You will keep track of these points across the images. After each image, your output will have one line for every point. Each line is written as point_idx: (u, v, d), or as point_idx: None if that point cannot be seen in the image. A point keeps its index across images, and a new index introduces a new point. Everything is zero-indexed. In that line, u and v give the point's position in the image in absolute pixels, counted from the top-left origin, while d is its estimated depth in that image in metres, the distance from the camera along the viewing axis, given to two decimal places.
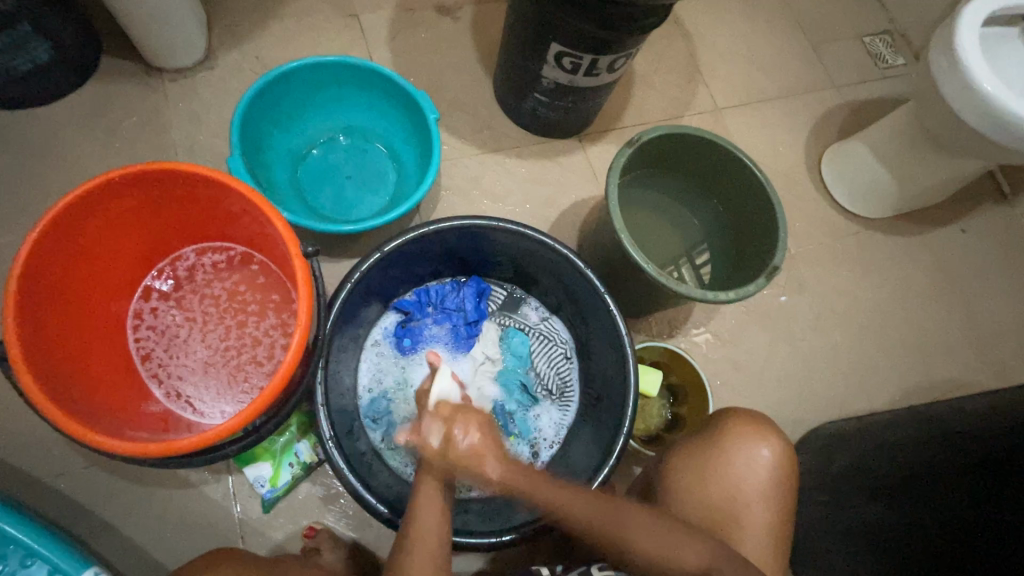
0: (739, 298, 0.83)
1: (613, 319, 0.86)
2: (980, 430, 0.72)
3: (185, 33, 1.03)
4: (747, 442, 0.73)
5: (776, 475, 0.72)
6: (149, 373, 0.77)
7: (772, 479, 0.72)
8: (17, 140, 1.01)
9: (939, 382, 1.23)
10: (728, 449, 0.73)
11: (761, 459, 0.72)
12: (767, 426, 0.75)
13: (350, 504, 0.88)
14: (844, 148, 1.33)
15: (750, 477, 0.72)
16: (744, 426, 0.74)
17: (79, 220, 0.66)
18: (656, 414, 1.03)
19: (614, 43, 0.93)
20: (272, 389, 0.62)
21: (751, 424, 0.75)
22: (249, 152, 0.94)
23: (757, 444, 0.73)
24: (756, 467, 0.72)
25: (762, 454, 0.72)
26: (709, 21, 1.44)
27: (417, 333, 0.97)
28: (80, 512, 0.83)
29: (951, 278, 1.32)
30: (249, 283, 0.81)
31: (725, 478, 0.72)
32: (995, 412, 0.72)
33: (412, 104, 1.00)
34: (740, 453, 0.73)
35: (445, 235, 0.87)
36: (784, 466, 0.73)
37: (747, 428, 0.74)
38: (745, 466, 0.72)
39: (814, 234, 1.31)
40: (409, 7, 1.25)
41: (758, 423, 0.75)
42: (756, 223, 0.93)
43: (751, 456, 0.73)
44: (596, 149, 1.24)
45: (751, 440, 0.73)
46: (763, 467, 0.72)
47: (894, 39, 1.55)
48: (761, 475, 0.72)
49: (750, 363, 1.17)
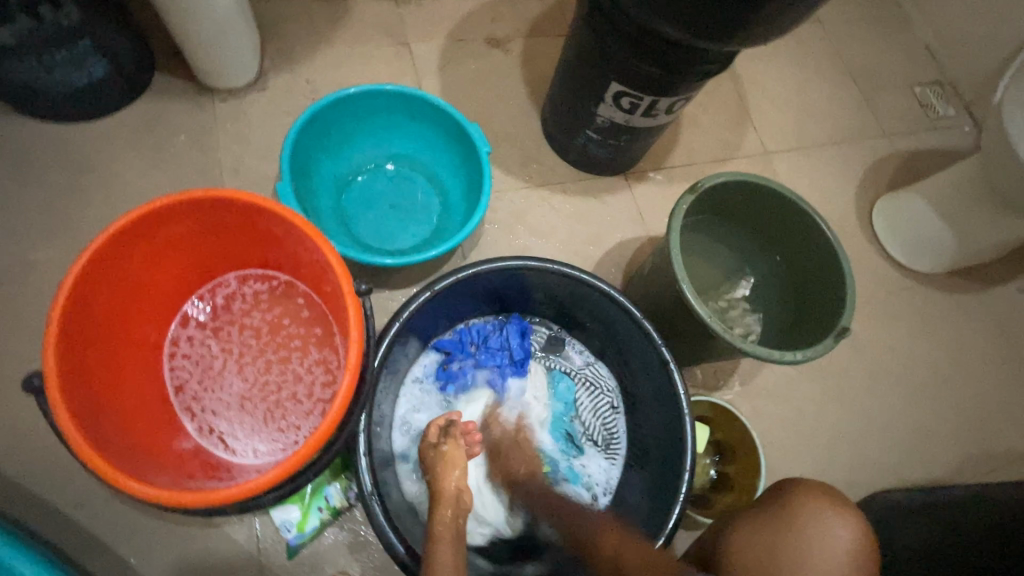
0: (807, 359, 0.78)
1: (669, 373, 0.80)
2: None
3: (240, 55, 1.03)
4: (826, 519, 0.65)
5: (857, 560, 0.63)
6: (182, 406, 0.73)
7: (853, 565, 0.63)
8: (66, 154, 1.00)
9: (999, 451, 1.16)
10: (799, 524, 0.65)
11: (839, 541, 0.64)
12: (846, 504, 0.66)
13: (379, 554, 0.83)
14: (899, 200, 1.28)
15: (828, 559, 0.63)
16: (819, 500, 0.66)
17: (127, 245, 0.64)
18: (700, 472, 0.98)
19: (677, 86, 0.91)
20: (318, 439, 0.58)
21: (826, 497, 0.67)
22: (297, 178, 0.92)
23: (835, 522, 0.64)
24: (834, 549, 0.63)
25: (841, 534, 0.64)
26: (758, 65, 1.42)
27: (458, 372, 0.92)
28: (97, 547, 0.78)
29: (1011, 340, 1.25)
30: (291, 316, 0.78)
31: (798, 559, 0.64)
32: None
33: (463, 135, 0.98)
34: (816, 531, 0.64)
35: (495, 274, 0.84)
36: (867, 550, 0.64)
37: (822, 502, 0.66)
38: (816, 544, 0.64)
39: (865, 287, 1.26)
40: (460, 38, 1.24)
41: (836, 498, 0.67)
42: (821, 278, 0.88)
43: (828, 536, 0.64)
44: (643, 188, 1.21)
45: (827, 516, 0.65)
46: (842, 550, 0.63)
47: (945, 89, 1.52)
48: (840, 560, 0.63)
49: (799, 420, 1.11)
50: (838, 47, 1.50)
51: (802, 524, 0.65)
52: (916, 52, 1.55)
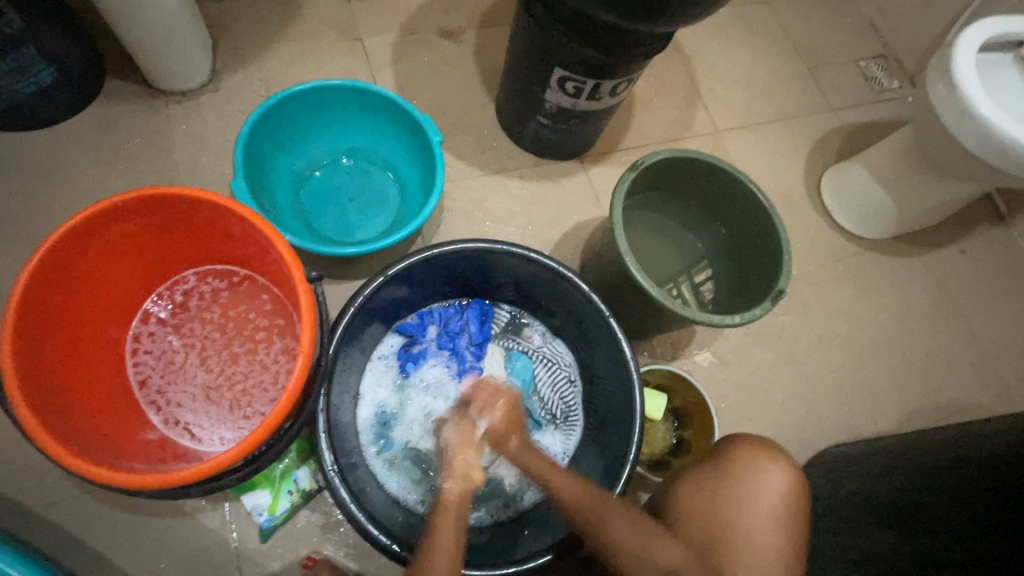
0: (745, 321, 0.83)
1: (618, 343, 0.85)
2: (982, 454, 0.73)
3: (190, 56, 1.04)
4: (759, 467, 0.71)
5: (789, 502, 0.70)
6: (147, 400, 0.76)
7: (786, 507, 0.70)
8: (20, 163, 1.00)
9: (943, 403, 1.23)
10: (739, 473, 0.71)
11: (774, 485, 0.70)
12: (780, 452, 0.73)
13: (350, 533, 0.86)
14: (843, 171, 1.34)
15: (762, 502, 0.69)
16: (757, 451, 0.73)
17: (80, 246, 0.66)
18: (661, 438, 1.02)
19: (617, 68, 0.94)
20: (275, 417, 0.61)
21: (762, 448, 0.73)
22: (252, 174, 0.94)
23: (769, 468, 0.71)
24: (770, 493, 0.70)
25: (774, 481, 0.70)
26: (707, 46, 1.47)
27: (419, 356, 0.96)
28: (72, 542, 0.80)
29: (952, 299, 1.32)
30: (251, 308, 0.80)
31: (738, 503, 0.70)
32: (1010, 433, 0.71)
33: (415, 127, 1.01)
34: (753, 479, 0.71)
35: (450, 257, 0.86)
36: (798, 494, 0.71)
37: (758, 452, 0.73)
38: (754, 492, 0.70)
39: (814, 255, 1.32)
40: (413, 31, 1.26)
41: (771, 449, 0.74)
42: (761, 247, 0.93)
43: (763, 482, 0.71)
44: (598, 170, 1.25)
45: (762, 464, 0.72)
46: (777, 494, 0.70)
47: (888, 63, 1.57)
48: (775, 503, 0.70)
49: (754, 385, 1.17)
50: (784, 25, 1.55)
51: (741, 474, 0.71)
52: (860, 27, 1.60)
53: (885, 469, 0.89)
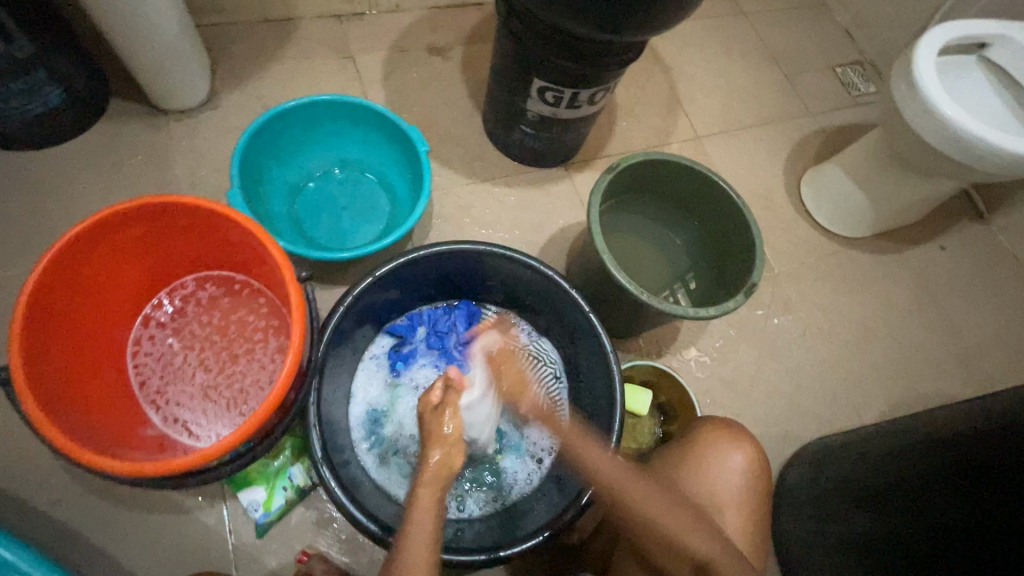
0: (719, 313, 0.86)
1: (599, 338, 0.87)
2: (944, 435, 0.77)
3: (190, 76, 1.10)
4: (722, 449, 0.78)
5: (750, 479, 0.77)
6: (147, 399, 0.79)
7: (747, 483, 0.76)
8: (27, 178, 1.05)
9: (927, 395, 1.25)
10: (703, 453, 0.78)
11: (736, 463, 0.77)
12: (744, 434, 0.79)
13: (344, 528, 0.88)
14: (821, 172, 1.38)
15: (725, 479, 0.76)
16: (718, 433, 0.79)
17: (84, 252, 0.70)
18: (648, 432, 1.05)
19: (592, 77, 1.00)
20: (267, 408, 0.64)
21: (725, 429, 0.80)
22: (248, 185, 0.99)
23: (731, 448, 0.78)
24: (732, 471, 0.77)
25: (736, 458, 0.77)
26: (687, 56, 1.52)
27: (409, 356, 0.99)
28: (73, 539, 0.83)
29: (933, 294, 1.35)
30: (246, 311, 0.84)
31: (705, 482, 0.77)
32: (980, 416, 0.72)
33: (403, 138, 1.05)
34: (716, 459, 0.77)
35: (437, 259, 0.90)
36: (759, 470, 0.77)
37: (722, 433, 0.79)
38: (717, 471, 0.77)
39: (795, 253, 1.35)
40: (402, 48, 1.32)
41: (734, 430, 0.80)
42: (736, 243, 0.97)
43: (726, 461, 0.77)
44: (582, 176, 1.29)
45: (726, 444, 0.78)
46: (738, 471, 0.77)
47: (864, 68, 1.63)
48: (736, 481, 0.76)
49: (739, 380, 1.20)
50: (761, 35, 1.61)
51: (705, 454, 0.78)
52: (836, 35, 1.66)
53: (857, 455, 0.92)
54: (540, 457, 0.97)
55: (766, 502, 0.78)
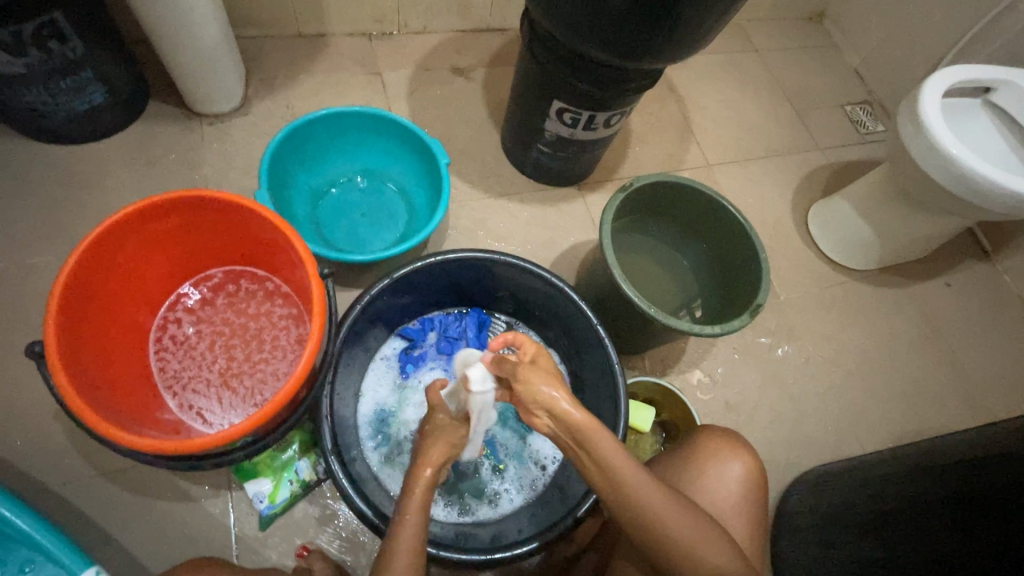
0: (724, 332, 0.88)
1: (605, 349, 0.89)
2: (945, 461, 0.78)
3: (226, 83, 1.16)
4: (720, 457, 0.79)
5: (746, 489, 0.77)
6: (165, 385, 0.82)
7: (744, 491, 0.77)
8: (65, 170, 1.10)
9: (928, 430, 1.25)
10: (702, 461, 0.79)
11: (733, 472, 0.78)
12: (741, 444, 0.81)
13: (345, 525, 0.89)
14: (829, 204, 1.41)
15: (724, 488, 0.77)
16: (717, 442, 0.80)
17: (120, 238, 0.73)
18: (649, 449, 1.08)
19: (609, 102, 1.04)
20: (284, 396, 0.66)
21: (724, 439, 0.81)
22: (275, 187, 1.03)
23: (731, 458, 0.79)
24: (729, 480, 0.77)
25: (733, 467, 0.78)
26: (701, 88, 1.58)
27: (418, 358, 1.02)
28: (81, 521, 0.84)
29: (938, 329, 1.36)
30: (267, 304, 0.87)
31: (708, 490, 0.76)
32: (990, 443, 0.73)
33: (425, 150, 1.10)
34: (714, 466, 0.78)
35: (452, 266, 0.93)
36: (756, 481, 0.78)
37: (721, 443, 0.80)
38: (716, 478, 0.77)
39: (801, 282, 1.37)
40: (427, 67, 1.38)
41: (733, 441, 0.81)
42: (743, 265, 0.99)
43: (723, 469, 0.78)
44: (595, 197, 1.33)
45: (724, 454, 0.79)
46: (734, 480, 0.77)
47: (872, 108, 1.67)
48: (734, 489, 0.77)
49: (741, 405, 1.21)
50: (773, 72, 1.66)
51: (703, 462, 0.79)
52: (844, 75, 1.72)
53: (864, 483, 0.91)
54: (543, 464, 0.97)
55: (763, 516, 0.79)
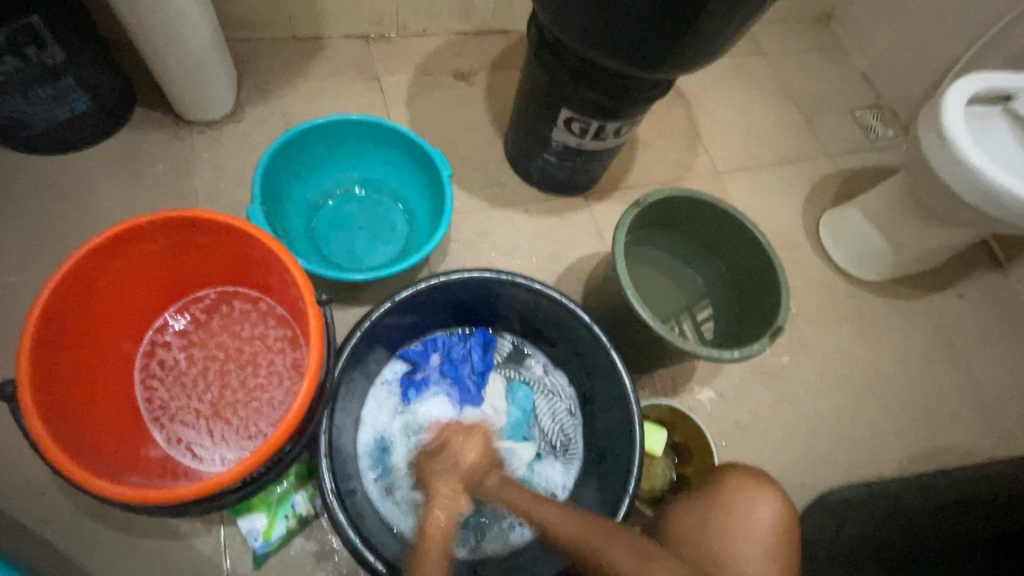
0: (744, 357, 0.83)
1: (618, 374, 0.84)
2: None
3: (217, 90, 1.10)
4: (748, 496, 0.75)
5: (778, 531, 0.73)
6: (152, 417, 0.77)
7: (775, 533, 0.73)
8: (46, 182, 1.05)
9: (944, 448, 1.22)
10: (728, 499, 0.75)
11: (763, 512, 0.74)
12: (768, 481, 0.77)
13: (344, 562, 0.85)
14: (841, 214, 1.37)
15: (754, 531, 0.73)
16: (743, 479, 0.77)
17: (101, 264, 0.68)
18: (661, 474, 1.02)
19: (619, 111, 0.99)
20: (278, 437, 0.61)
21: (750, 476, 0.77)
22: (268, 202, 0.98)
23: (759, 498, 0.75)
24: (759, 521, 0.73)
25: (762, 508, 0.74)
26: (709, 93, 1.53)
27: (421, 383, 0.98)
28: (63, 560, 0.79)
29: (952, 342, 1.33)
30: (261, 328, 0.82)
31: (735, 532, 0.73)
32: None
33: (426, 160, 1.05)
34: (742, 506, 0.74)
35: (456, 286, 0.88)
36: (787, 523, 0.74)
37: (747, 480, 0.77)
38: (745, 519, 0.73)
39: (813, 295, 1.33)
40: (427, 72, 1.33)
41: (760, 478, 0.77)
42: (761, 284, 0.95)
43: (751, 509, 0.74)
44: (602, 207, 1.28)
45: (751, 492, 0.75)
46: (765, 522, 0.73)
47: (882, 112, 1.63)
48: (765, 532, 0.73)
49: (754, 424, 1.16)
50: (782, 76, 1.62)
51: (730, 502, 0.75)
52: (853, 78, 1.68)
53: None
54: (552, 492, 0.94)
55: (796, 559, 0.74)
